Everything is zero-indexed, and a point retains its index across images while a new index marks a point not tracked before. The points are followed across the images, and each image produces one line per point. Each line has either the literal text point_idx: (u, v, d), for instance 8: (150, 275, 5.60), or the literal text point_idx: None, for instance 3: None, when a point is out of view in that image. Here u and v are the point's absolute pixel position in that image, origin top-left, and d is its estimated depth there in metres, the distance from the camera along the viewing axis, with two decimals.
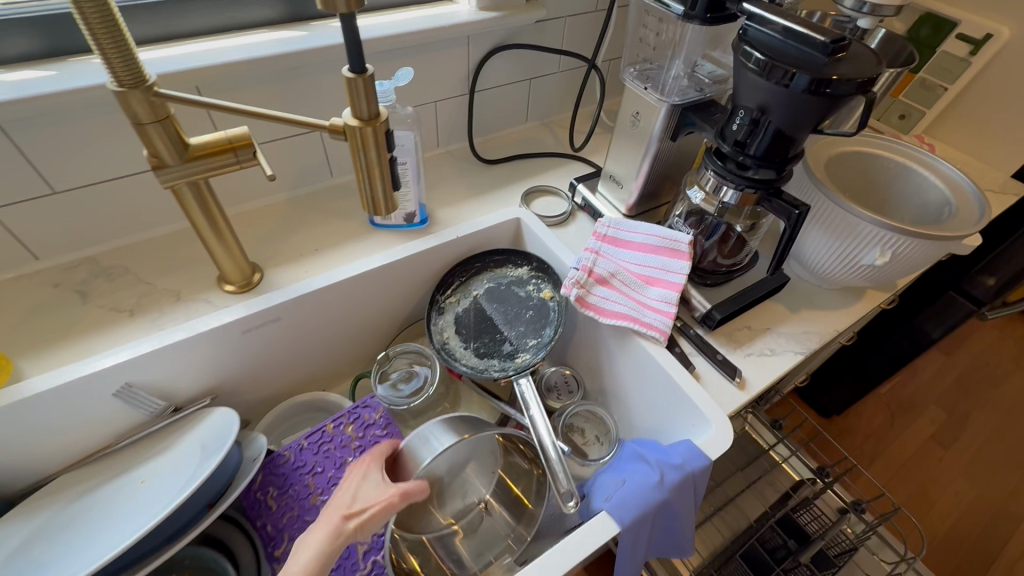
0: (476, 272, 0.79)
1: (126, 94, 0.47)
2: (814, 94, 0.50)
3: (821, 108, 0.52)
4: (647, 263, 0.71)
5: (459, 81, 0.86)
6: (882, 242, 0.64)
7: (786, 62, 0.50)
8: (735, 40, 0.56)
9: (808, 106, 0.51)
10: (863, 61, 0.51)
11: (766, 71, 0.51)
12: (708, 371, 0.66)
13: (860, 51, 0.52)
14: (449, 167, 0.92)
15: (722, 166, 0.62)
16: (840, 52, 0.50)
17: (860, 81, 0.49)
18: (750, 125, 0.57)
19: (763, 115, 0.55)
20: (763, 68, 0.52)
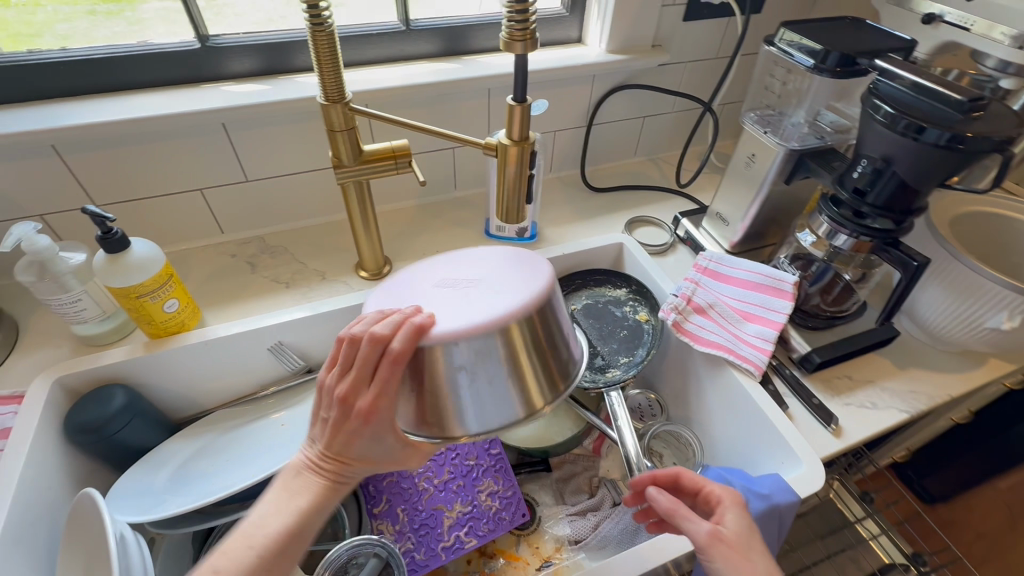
0: (576, 288, 0.84)
1: (329, 106, 0.59)
2: (945, 148, 0.51)
3: (952, 163, 0.52)
4: (746, 299, 0.73)
5: (579, 114, 0.94)
6: (1010, 305, 0.61)
7: (917, 116, 0.52)
8: (864, 93, 0.58)
9: (937, 160, 0.53)
10: (1004, 121, 0.51)
11: (894, 124, 0.53)
12: (803, 415, 0.66)
13: (1000, 111, 0.53)
14: (558, 191, 0.99)
15: (838, 213, 0.63)
16: (977, 111, 0.51)
17: (997, 139, 0.49)
18: (874, 174, 0.58)
19: (887, 166, 0.57)
20: (891, 121, 0.54)
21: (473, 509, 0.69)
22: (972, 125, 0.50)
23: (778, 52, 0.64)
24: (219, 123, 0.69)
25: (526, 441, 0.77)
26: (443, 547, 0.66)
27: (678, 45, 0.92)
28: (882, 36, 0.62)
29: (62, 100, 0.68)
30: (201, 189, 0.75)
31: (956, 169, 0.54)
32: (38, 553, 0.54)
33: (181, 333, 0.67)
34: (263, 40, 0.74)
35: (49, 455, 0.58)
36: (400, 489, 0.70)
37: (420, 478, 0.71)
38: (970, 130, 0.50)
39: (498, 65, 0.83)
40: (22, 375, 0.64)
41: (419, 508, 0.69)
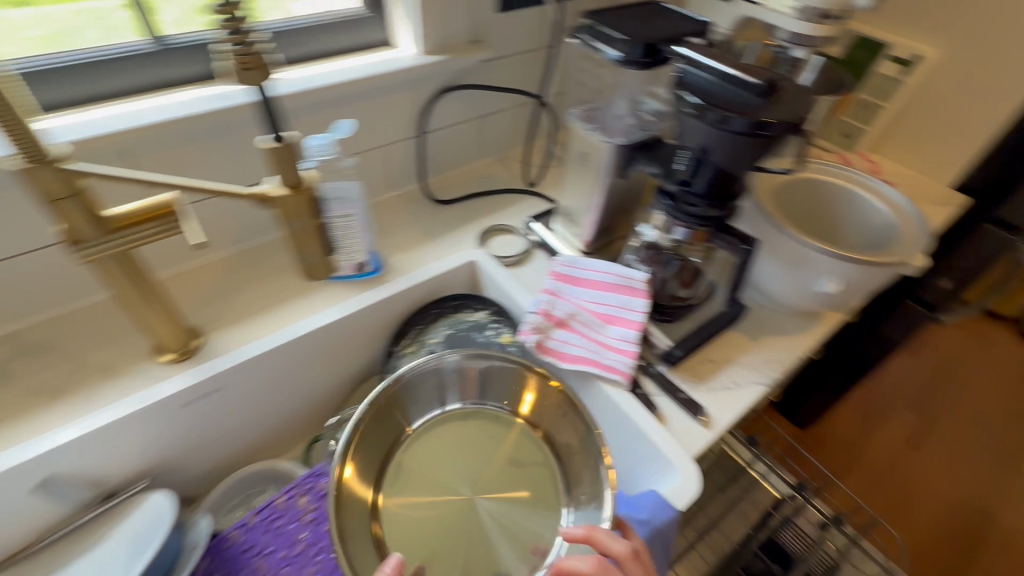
0: (434, 319, 0.76)
1: (29, 170, 0.44)
2: (749, 136, 0.50)
3: (760, 147, 0.52)
4: (605, 302, 0.70)
5: (407, 124, 0.85)
6: (831, 270, 0.64)
7: (720, 105, 0.51)
8: (674, 82, 0.57)
9: (745, 147, 0.52)
10: (797, 99, 0.52)
11: (701, 114, 0.52)
12: (674, 411, 0.64)
13: (793, 88, 0.53)
14: (401, 210, 0.89)
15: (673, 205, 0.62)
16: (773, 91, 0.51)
17: (791, 123, 0.49)
18: (696, 164, 0.57)
19: (704, 155, 0.56)
20: (699, 111, 0.52)
21: None
22: (772, 109, 0.50)
23: (585, 45, 0.60)
24: None
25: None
26: None
27: (499, 39, 0.86)
28: (678, 20, 0.61)
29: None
30: None
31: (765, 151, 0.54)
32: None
33: None
34: None
35: None
36: None
37: None
38: (771, 115, 0.49)
39: (293, 81, 0.70)
40: None
41: None
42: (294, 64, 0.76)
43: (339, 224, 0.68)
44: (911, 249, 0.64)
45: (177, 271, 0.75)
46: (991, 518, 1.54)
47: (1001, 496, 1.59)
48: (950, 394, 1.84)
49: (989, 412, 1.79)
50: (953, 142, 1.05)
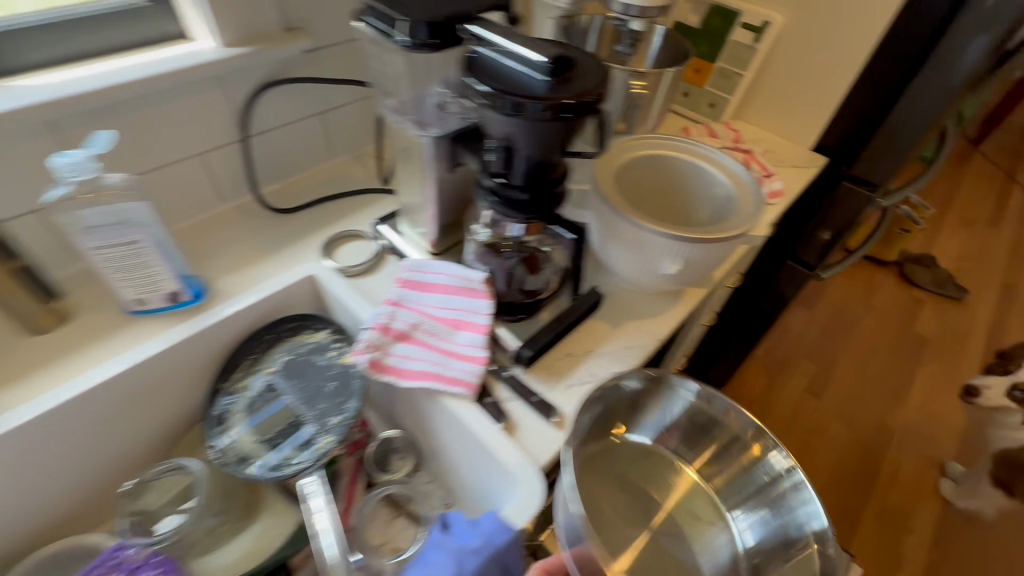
0: (270, 345, 0.68)
1: None
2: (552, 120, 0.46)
3: (560, 129, 0.48)
4: (451, 306, 0.65)
5: (225, 128, 0.76)
6: (670, 252, 0.62)
7: (515, 92, 0.45)
8: (462, 68, 0.49)
9: (552, 130, 0.48)
10: (591, 73, 0.48)
11: (498, 105, 0.46)
12: (525, 416, 0.61)
13: (588, 61, 0.49)
14: (236, 225, 0.80)
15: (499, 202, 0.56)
16: (563, 67, 0.46)
17: (590, 99, 0.45)
18: (505, 153, 0.52)
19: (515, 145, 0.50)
20: (494, 101, 0.46)
21: None
22: (561, 87, 0.45)
23: (372, 30, 0.53)
24: None
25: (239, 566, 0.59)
26: None
27: (322, 25, 0.78)
28: None
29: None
30: None
31: (572, 131, 0.50)
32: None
33: None
34: None
35: None
36: None
37: None
38: (558, 94, 0.45)
39: (49, 88, 0.59)
40: None
41: None
42: (58, 67, 0.64)
43: (109, 257, 0.59)
44: (747, 222, 0.63)
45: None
46: (882, 452, 1.66)
47: (890, 430, 1.72)
48: (845, 341, 1.96)
49: (877, 353, 1.94)
50: (808, 105, 1.08)
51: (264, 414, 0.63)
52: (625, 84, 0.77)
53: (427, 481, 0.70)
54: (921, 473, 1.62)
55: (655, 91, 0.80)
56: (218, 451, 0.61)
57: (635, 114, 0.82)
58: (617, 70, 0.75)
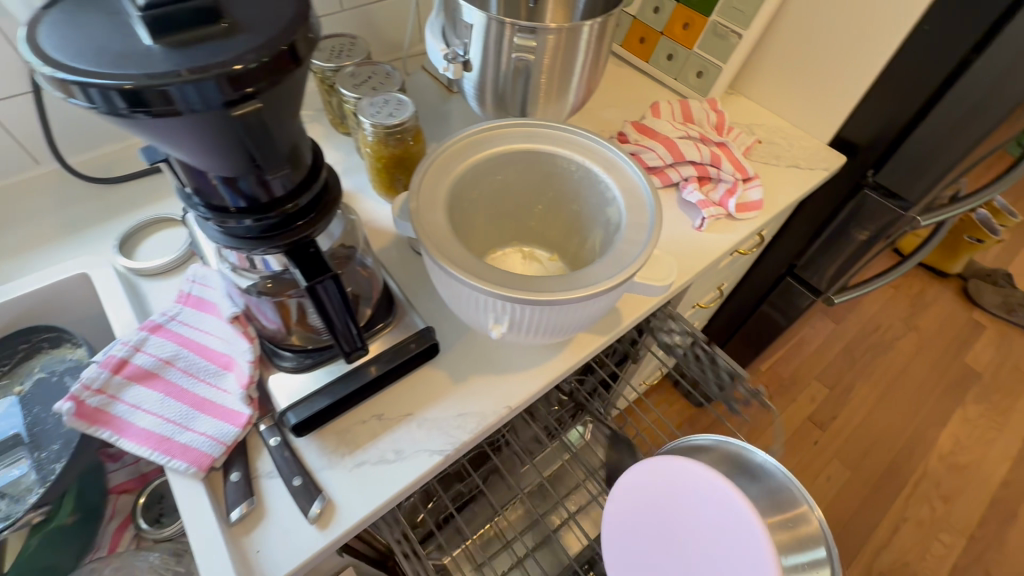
0: (29, 354, 0.57)
1: None
2: (221, 108, 0.28)
3: (211, 126, 0.29)
4: (223, 339, 0.50)
5: (9, 74, 0.59)
6: (490, 309, 0.42)
7: (129, 77, 0.25)
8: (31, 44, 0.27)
9: (236, 125, 0.29)
10: (257, 25, 0.28)
11: (115, 107, 0.26)
12: (281, 502, 0.46)
13: (268, 6, 0.29)
14: (44, 196, 0.66)
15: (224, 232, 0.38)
16: (194, 19, 0.27)
17: (266, 60, 0.27)
18: (183, 166, 0.33)
19: (193, 155, 0.31)
20: (102, 100, 0.26)
21: None
22: (175, 52, 0.27)
23: None
24: None
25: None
26: None
27: None
28: None
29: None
30: None
31: (282, 117, 0.32)
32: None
33: None
34: None
35: None
36: None
37: None
38: (166, 66, 0.26)
39: None
40: None
41: None
42: None
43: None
44: (618, 272, 0.42)
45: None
46: (885, 504, 1.42)
47: (900, 479, 1.46)
48: (870, 365, 1.67)
49: (908, 383, 1.64)
50: (828, 83, 0.79)
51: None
52: (516, 45, 0.55)
53: None
54: (928, 536, 1.38)
55: (563, 56, 0.57)
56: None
57: (540, 87, 0.60)
58: (503, 22, 0.53)
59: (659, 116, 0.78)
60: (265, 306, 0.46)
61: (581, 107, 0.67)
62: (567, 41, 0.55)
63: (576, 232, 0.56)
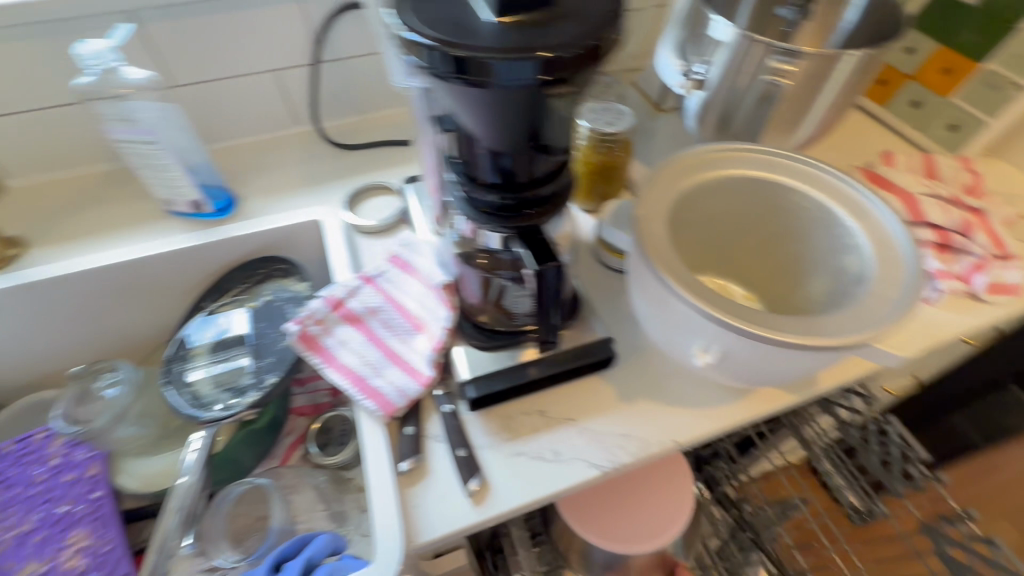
0: (260, 280, 0.65)
1: None
2: (515, 87, 0.29)
3: (499, 102, 0.31)
4: (421, 304, 0.54)
5: (300, 47, 0.71)
6: (702, 334, 0.40)
7: (456, 43, 0.28)
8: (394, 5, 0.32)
9: (518, 106, 0.31)
10: (575, 22, 0.29)
11: (433, 66, 0.30)
12: (442, 467, 0.47)
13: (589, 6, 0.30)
14: (297, 150, 0.78)
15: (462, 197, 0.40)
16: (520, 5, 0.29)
17: (573, 54, 0.28)
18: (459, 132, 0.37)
19: (466, 121, 0.34)
20: (427, 58, 0.30)
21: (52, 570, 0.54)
22: (499, 29, 0.29)
23: None
24: None
25: (148, 481, 0.58)
26: None
27: None
28: None
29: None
30: None
31: (558, 112, 0.33)
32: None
33: None
34: None
35: None
36: None
37: None
38: (486, 42, 0.28)
39: None
40: None
41: None
42: None
43: (133, 151, 0.62)
44: (864, 329, 0.37)
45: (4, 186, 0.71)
46: None
47: None
48: None
49: None
50: None
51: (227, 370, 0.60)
52: (767, 67, 0.52)
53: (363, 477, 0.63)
54: None
55: (813, 85, 0.52)
56: (181, 384, 0.60)
57: (777, 115, 0.56)
58: (760, 42, 0.50)
59: (894, 166, 0.68)
60: (472, 278, 0.49)
61: (810, 144, 0.61)
62: (826, 70, 0.50)
63: (790, 274, 0.50)
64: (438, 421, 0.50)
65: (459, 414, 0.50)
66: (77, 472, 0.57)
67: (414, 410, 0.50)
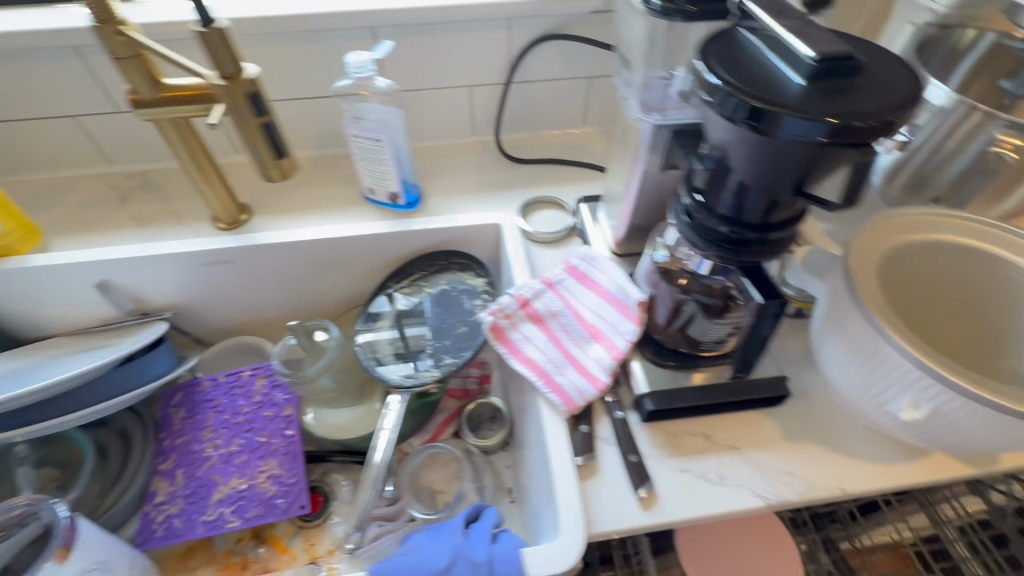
0: (439, 270, 0.73)
1: (101, 29, 0.53)
2: (806, 143, 0.33)
3: (782, 151, 0.35)
4: (599, 315, 0.58)
5: (498, 68, 0.80)
6: (916, 390, 0.41)
7: (764, 97, 0.33)
8: (697, 56, 0.37)
9: (798, 159, 0.35)
10: (875, 95, 0.33)
11: (733, 112, 0.34)
12: (612, 468, 0.51)
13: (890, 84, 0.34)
14: (472, 158, 0.87)
15: (690, 225, 0.45)
16: (827, 74, 0.33)
17: (876, 124, 0.32)
18: (712, 169, 0.41)
19: (731, 161, 0.39)
20: (729, 106, 0.35)
21: (248, 489, 0.63)
22: (805, 92, 0.33)
23: None
24: (68, 46, 0.68)
25: (332, 428, 0.68)
26: (203, 520, 0.61)
27: None
28: None
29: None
30: (76, 116, 0.76)
31: (829, 169, 0.36)
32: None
33: (9, 256, 0.68)
34: None
35: None
36: (188, 451, 0.66)
37: (209, 444, 0.66)
38: (794, 102, 0.33)
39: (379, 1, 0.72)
40: None
41: (196, 474, 0.64)
42: None
43: (360, 145, 0.70)
44: None
45: (236, 160, 0.84)
46: None
47: None
48: None
49: None
50: None
51: (406, 344, 0.67)
52: (985, 137, 0.52)
53: (504, 465, 0.68)
54: None
55: None
56: (365, 343, 0.67)
57: (981, 182, 0.56)
58: (981, 111, 0.51)
59: None
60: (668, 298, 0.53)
61: None
62: None
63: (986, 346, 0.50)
64: (609, 426, 0.54)
65: (630, 424, 0.54)
66: (276, 410, 0.67)
67: (589, 411, 0.54)
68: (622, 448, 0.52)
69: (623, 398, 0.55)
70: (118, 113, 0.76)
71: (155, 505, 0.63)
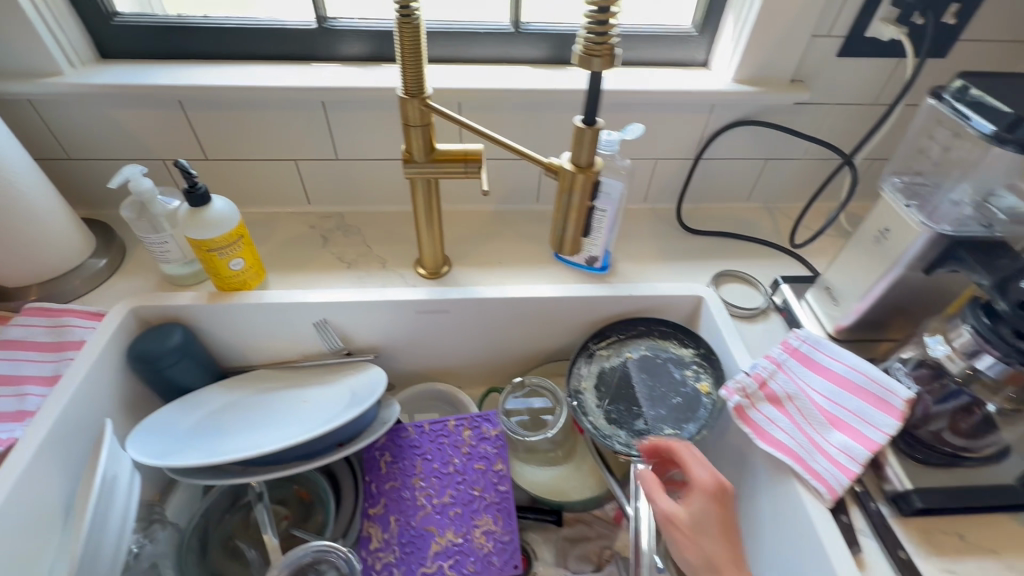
0: (638, 335, 0.75)
1: (407, 100, 0.58)
2: None
3: None
4: (838, 401, 0.59)
5: (689, 145, 0.84)
6: None
7: None
8: None
9: None
10: None
11: None
12: (879, 564, 0.52)
13: None
14: (647, 225, 0.90)
15: (991, 327, 0.49)
16: None
17: None
18: None
19: None
20: None
21: (464, 543, 0.63)
22: None
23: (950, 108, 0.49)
24: (318, 100, 0.73)
25: (541, 487, 0.71)
26: (423, 572, 0.62)
27: (824, 83, 0.77)
28: None
29: (147, 59, 0.73)
30: (296, 160, 0.80)
31: None
32: (46, 524, 0.54)
33: (242, 291, 0.71)
34: (360, 24, 0.74)
35: (104, 375, 0.63)
36: (399, 497, 0.66)
37: (421, 492, 0.67)
38: None
39: (600, 80, 0.76)
40: (114, 295, 0.73)
41: (411, 524, 0.65)
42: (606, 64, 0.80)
43: None
44: None
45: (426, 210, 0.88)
46: None
47: None
48: None
49: None
50: None
51: (618, 409, 0.68)
52: None
53: None
54: None
55: None
56: (576, 401, 0.69)
57: None
58: None
59: None
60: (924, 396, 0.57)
61: None
62: None
63: None
64: (867, 519, 0.54)
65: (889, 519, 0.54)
66: (487, 463, 0.68)
67: (844, 501, 0.55)
68: (884, 543, 0.53)
69: (878, 491, 0.56)
70: (334, 159, 0.81)
71: (371, 551, 0.63)
